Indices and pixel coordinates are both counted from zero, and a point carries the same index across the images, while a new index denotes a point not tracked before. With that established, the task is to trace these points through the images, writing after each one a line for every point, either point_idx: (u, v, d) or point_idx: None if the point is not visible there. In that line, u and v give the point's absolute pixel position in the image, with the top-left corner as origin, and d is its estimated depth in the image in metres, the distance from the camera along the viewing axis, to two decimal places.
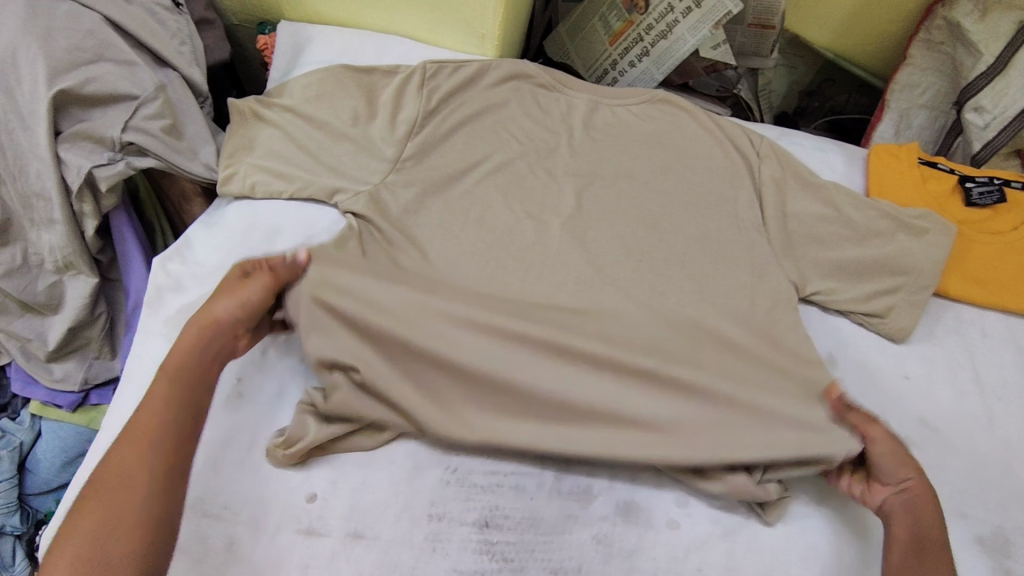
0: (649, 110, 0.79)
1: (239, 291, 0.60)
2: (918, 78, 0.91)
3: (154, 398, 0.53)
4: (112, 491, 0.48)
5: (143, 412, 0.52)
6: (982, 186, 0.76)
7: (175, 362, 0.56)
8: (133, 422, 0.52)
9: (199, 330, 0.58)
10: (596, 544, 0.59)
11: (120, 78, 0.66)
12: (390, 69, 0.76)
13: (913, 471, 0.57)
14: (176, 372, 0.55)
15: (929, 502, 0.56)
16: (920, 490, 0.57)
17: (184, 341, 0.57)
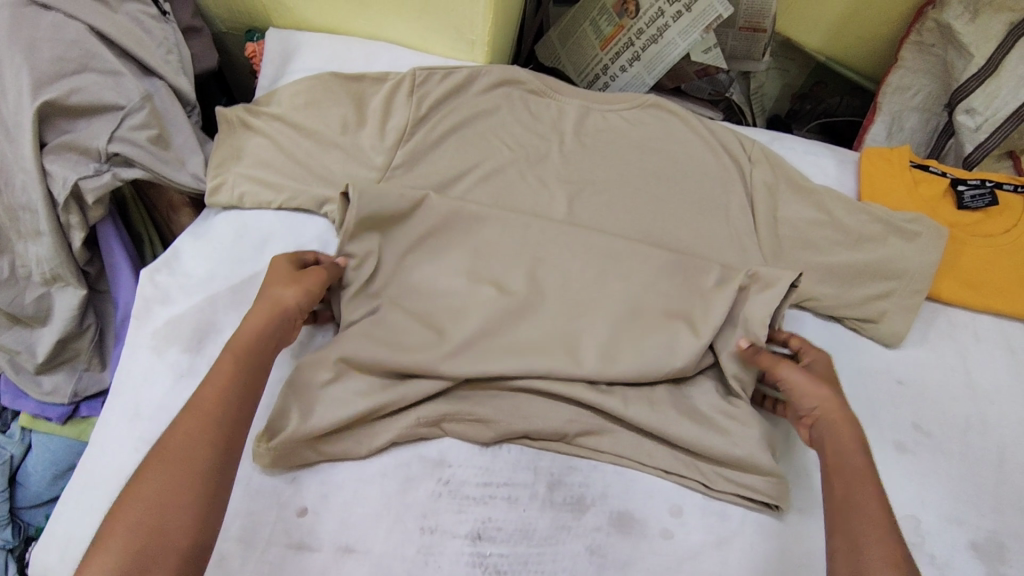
0: (641, 115, 0.78)
1: (300, 280, 0.60)
2: (910, 80, 0.91)
3: (223, 370, 0.52)
4: (178, 462, 0.46)
5: (211, 388, 0.51)
6: (973, 189, 0.77)
7: (242, 341, 0.55)
8: (200, 391, 0.51)
9: (268, 314, 0.58)
10: (589, 555, 0.58)
11: (105, 88, 0.66)
12: (379, 77, 0.75)
13: (819, 397, 0.56)
14: (243, 350, 0.54)
15: (849, 429, 0.54)
16: (838, 415, 0.55)
17: (247, 325, 0.57)
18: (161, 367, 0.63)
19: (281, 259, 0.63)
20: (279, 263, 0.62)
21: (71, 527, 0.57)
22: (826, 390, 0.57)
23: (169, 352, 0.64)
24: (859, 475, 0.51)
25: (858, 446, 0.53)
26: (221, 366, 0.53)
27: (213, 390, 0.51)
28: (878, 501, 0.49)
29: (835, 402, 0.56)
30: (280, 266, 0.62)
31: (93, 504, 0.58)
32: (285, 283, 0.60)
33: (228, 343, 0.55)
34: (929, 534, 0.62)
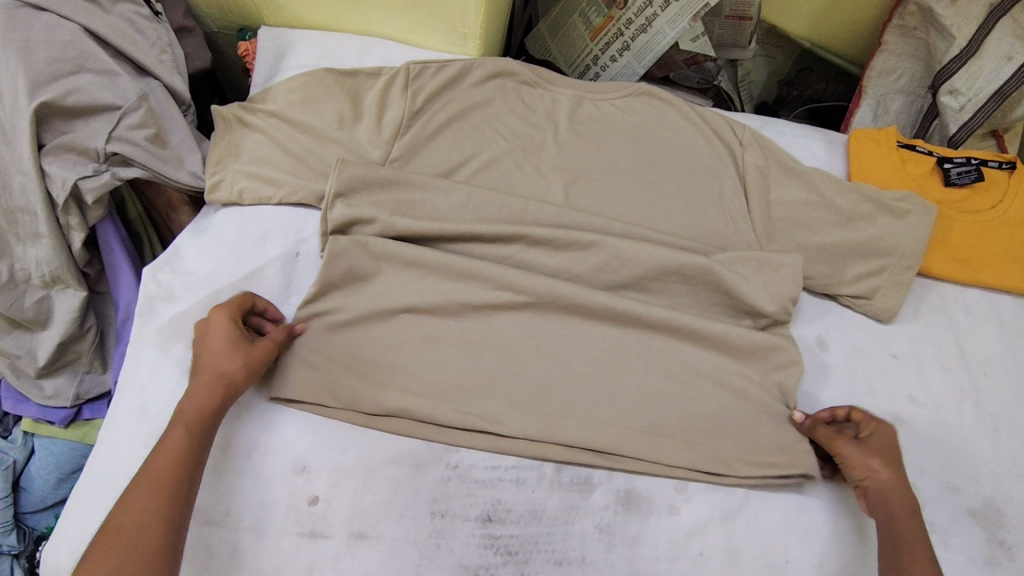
0: (633, 103, 0.79)
1: (250, 353, 0.58)
2: (894, 63, 0.93)
3: (176, 438, 0.53)
4: (132, 542, 0.48)
5: (161, 459, 0.52)
6: (959, 167, 0.78)
7: (195, 407, 0.55)
8: (153, 459, 0.52)
9: (206, 388, 0.56)
10: (598, 534, 0.59)
11: (101, 88, 0.66)
12: (373, 71, 0.76)
13: (875, 463, 0.58)
14: (198, 414, 0.55)
15: (904, 498, 0.56)
16: (894, 483, 0.57)
17: (195, 393, 0.56)
18: (168, 363, 0.64)
19: (216, 319, 0.60)
20: (216, 324, 0.60)
21: (82, 525, 0.58)
22: (877, 463, 0.58)
23: (174, 348, 0.64)
24: (916, 543, 0.53)
25: (910, 514, 0.55)
26: (172, 434, 0.54)
27: (163, 459, 0.52)
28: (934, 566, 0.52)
29: (895, 472, 0.58)
30: (215, 334, 0.59)
31: (103, 502, 0.58)
32: (228, 358, 0.58)
33: (176, 411, 0.56)
34: (928, 502, 0.64)
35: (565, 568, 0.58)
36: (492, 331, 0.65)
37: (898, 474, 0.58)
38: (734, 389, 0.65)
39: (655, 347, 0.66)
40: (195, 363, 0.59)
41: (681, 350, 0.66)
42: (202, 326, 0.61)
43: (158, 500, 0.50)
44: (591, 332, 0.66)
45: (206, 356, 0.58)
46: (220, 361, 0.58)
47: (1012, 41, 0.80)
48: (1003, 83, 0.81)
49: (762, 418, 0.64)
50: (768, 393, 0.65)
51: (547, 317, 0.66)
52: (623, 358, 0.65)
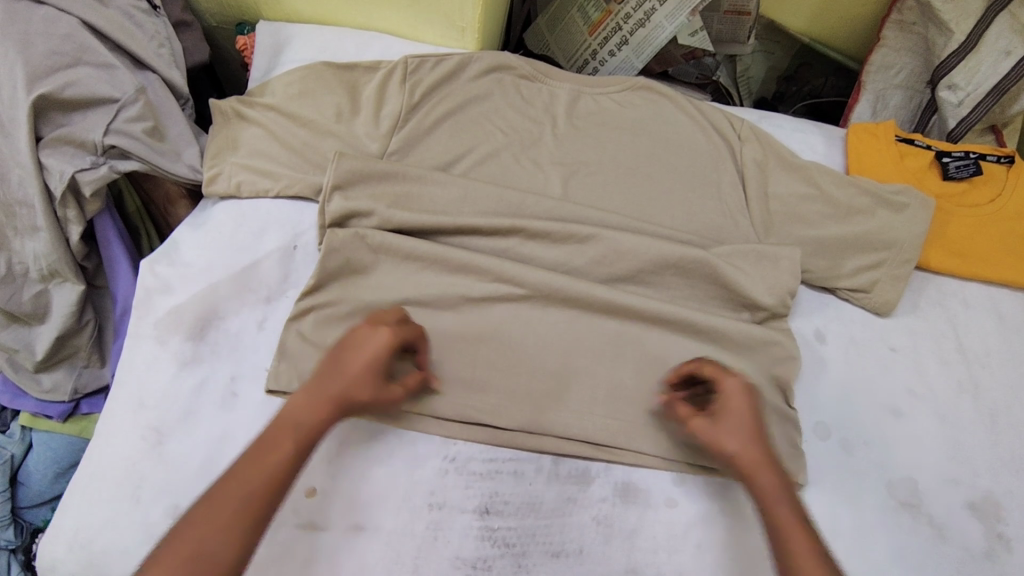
0: (631, 97, 0.79)
1: (382, 392, 0.56)
2: (892, 59, 0.93)
3: (281, 451, 0.50)
4: (200, 560, 0.44)
5: (251, 471, 0.48)
6: (958, 160, 0.78)
7: (312, 423, 0.52)
8: (242, 465, 0.49)
9: (325, 406, 0.53)
10: (596, 526, 0.59)
11: (99, 81, 0.66)
12: (371, 65, 0.76)
13: (732, 443, 0.55)
14: (310, 432, 0.52)
15: (770, 472, 0.53)
16: (761, 456, 0.54)
17: (303, 403, 0.53)
18: (165, 356, 0.64)
19: (383, 335, 0.57)
20: (380, 342, 0.56)
21: (80, 517, 0.58)
22: (733, 439, 0.55)
23: (172, 340, 0.64)
24: (784, 516, 0.51)
25: (771, 474, 0.53)
26: (281, 443, 0.50)
27: (264, 468, 0.49)
28: (803, 537, 0.49)
29: (755, 447, 0.55)
30: (372, 352, 0.56)
31: (102, 493, 0.58)
32: (359, 381, 0.55)
33: (283, 415, 0.52)
34: (926, 495, 0.64)
35: (563, 560, 0.58)
36: (489, 324, 0.65)
37: (760, 448, 0.55)
38: (732, 382, 0.65)
39: (652, 340, 0.66)
40: (337, 369, 0.55)
41: (679, 343, 0.66)
42: (363, 336, 0.57)
43: (241, 515, 0.46)
44: (588, 325, 0.66)
45: (348, 369, 0.55)
46: (355, 384, 0.55)
47: (1011, 36, 0.80)
48: (1001, 78, 0.80)
49: (759, 410, 0.64)
50: (765, 385, 0.65)
51: (545, 310, 0.66)
52: (620, 350, 0.65)
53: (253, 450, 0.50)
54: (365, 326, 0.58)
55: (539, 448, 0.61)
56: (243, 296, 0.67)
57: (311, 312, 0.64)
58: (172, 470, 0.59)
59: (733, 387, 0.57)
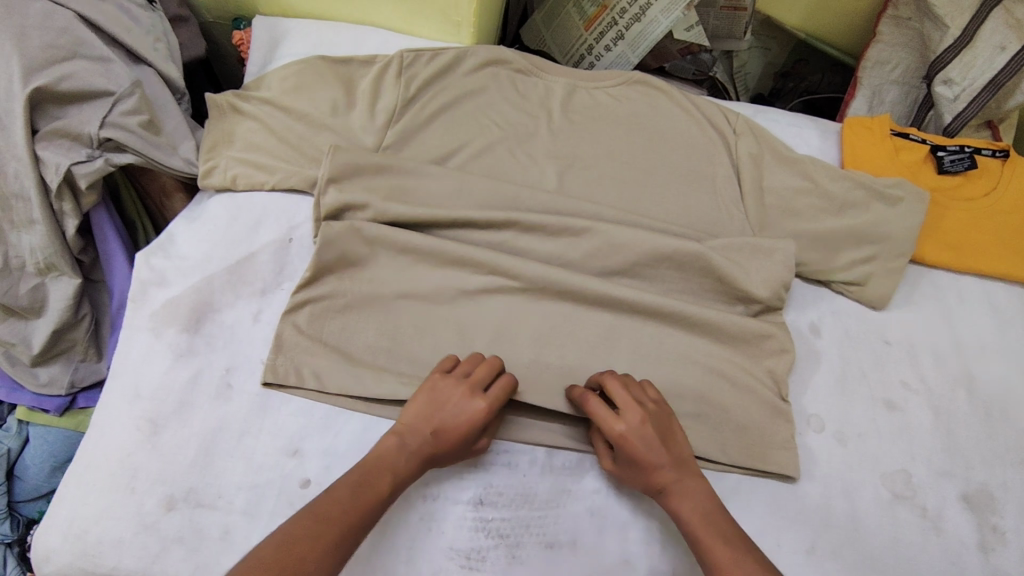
0: (627, 91, 0.80)
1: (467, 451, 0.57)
2: (888, 54, 0.93)
3: (378, 491, 0.52)
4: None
5: (348, 504, 0.50)
6: (953, 154, 0.78)
7: (405, 469, 0.54)
8: (337, 497, 0.51)
9: (418, 461, 0.55)
10: (590, 517, 0.59)
11: (95, 74, 0.66)
12: (367, 59, 0.76)
13: (646, 480, 0.56)
14: (401, 478, 0.54)
15: (681, 497, 0.55)
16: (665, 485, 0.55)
17: (395, 449, 0.55)
18: (161, 348, 0.64)
19: (484, 404, 0.56)
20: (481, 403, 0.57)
21: (75, 508, 0.58)
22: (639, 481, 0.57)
23: (167, 332, 0.65)
24: (704, 541, 0.52)
25: (684, 499, 0.54)
26: (380, 482, 0.53)
27: (362, 502, 0.51)
28: (732, 554, 0.50)
29: (662, 477, 0.55)
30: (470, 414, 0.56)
31: (97, 485, 0.58)
32: (452, 439, 0.56)
33: (380, 456, 0.54)
34: (920, 487, 0.64)
35: (556, 551, 0.58)
36: (484, 316, 0.65)
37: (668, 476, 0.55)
38: (726, 374, 0.65)
39: (646, 333, 0.66)
40: (436, 425, 0.56)
41: (673, 336, 0.66)
42: (463, 396, 0.57)
43: (342, 548, 0.48)
44: (583, 318, 0.66)
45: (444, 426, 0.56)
46: (448, 445, 0.56)
47: (1006, 31, 0.79)
48: (996, 73, 0.80)
49: (752, 402, 0.64)
50: (759, 379, 0.65)
51: (540, 303, 0.66)
52: (615, 344, 0.65)
53: (356, 481, 0.52)
54: (466, 383, 0.58)
55: (534, 441, 0.61)
56: (239, 288, 0.67)
57: (306, 305, 0.64)
58: (167, 461, 0.59)
59: (614, 426, 0.56)
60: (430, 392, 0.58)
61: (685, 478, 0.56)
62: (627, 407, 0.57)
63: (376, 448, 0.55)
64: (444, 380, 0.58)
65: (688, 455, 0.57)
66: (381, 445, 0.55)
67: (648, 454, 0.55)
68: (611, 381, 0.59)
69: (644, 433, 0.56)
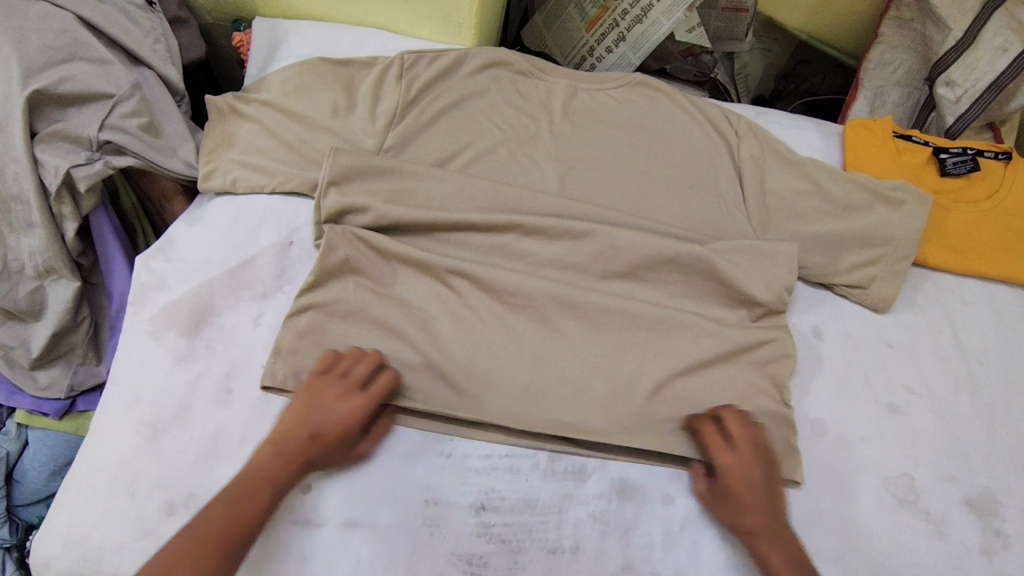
0: (629, 94, 0.79)
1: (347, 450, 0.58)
2: (890, 56, 0.93)
3: (255, 504, 0.53)
4: None
5: (220, 523, 0.51)
6: (955, 157, 0.78)
7: (286, 476, 0.55)
8: (211, 517, 0.51)
9: (298, 466, 0.55)
10: (592, 522, 0.59)
11: (94, 77, 0.66)
12: (368, 61, 0.76)
13: (737, 518, 0.57)
14: (280, 486, 0.54)
15: (769, 542, 0.55)
16: (755, 527, 0.56)
17: (274, 458, 0.55)
18: (161, 352, 0.64)
19: (361, 402, 0.58)
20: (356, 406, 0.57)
21: (75, 513, 0.57)
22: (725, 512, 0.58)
23: (167, 336, 0.64)
24: None
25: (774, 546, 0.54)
26: (257, 492, 0.53)
27: (237, 515, 0.52)
28: None
29: (754, 520, 0.56)
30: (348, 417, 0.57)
31: (96, 491, 0.58)
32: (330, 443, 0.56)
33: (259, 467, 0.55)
34: (923, 491, 0.64)
35: (558, 556, 0.58)
36: (485, 320, 0.65)
37: (760, 521, 0.56)
38: (729, 377, 0.65)
39: (648, 337, 0.66)
40: (312, 431, 0.56)
41: (676, 340, 0.66)
42: (336, 399, 0.58)
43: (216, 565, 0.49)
44: (585, 322, 0.66)
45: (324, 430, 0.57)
46: (327, 448, 0.57)
47: (1008, 33, 0.79)
48: (999, 75, 0.80)
49: (756, 406, 0.64)
50: (763, 383, 0.65)
51: (541, 306, 0.66)
52: (617, 348, 0.65)
53: (232, 497, 0.53)
54: (338, 387, 0.58)
55: (536, 445, 0.61)
56: (239, 292, 0.67)
57: (307, 310, 0.64)
58: (167, 466, 0.59)
59: (727, 458, 0.58)
60: (303, 398, 0.58)
61: (777, 529, 0.55)
62: (742, 446, 0.59)
63: (253, 459, 0.55)
64: (319, 385, 0.59)
65: (784, 509, 0.57)
66: (258, 455, 0.55)
67: (752, 494, 0.57)
68: (731, 416, 0.60)
69: (752, 472, 0.58)
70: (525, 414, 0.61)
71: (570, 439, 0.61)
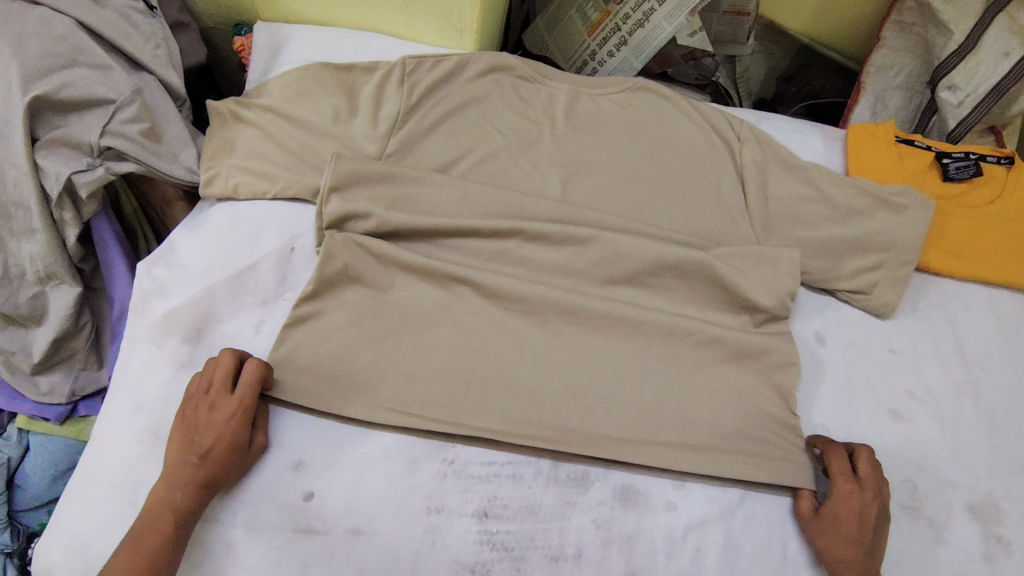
0: (630, 98, 0.79)
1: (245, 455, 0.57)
2: (892, 59, 0.92)
3: (163, 532, 0.52)
4: None
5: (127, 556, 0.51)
6: (958, 161, 0.78)
7: (190, 497, 0.54)
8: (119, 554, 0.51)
9: (200, 485, 0.54)
10: (595, 529, 0.59)
11: (95, 82, 0.66)
12: (370, 66, 0.75)
13: (836, 548, 0.56)
14: (187, 509, 0.54)
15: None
16: (846, 558, 0.56)
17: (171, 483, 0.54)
18: (162, 358, 0.63)
19: (233, 406, 0.57)
20: (219, 416, 0.56)
21: (76, 521, 0.57)
22: (819, 538, 0.57)
23: (168, 342, 0.64)
24: None
25: None
26: (160, 524, 0.52)
27: (146, 552, 0.51)
28: None
29: (853, 552, 0.56)
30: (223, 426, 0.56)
31: (97, 498, 0.58)
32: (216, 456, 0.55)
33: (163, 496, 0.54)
34: (926, 497, 0.63)
35: (561, 564, 0.57)
36: (487, 327, 0.65)
37: (856, 554, 0.55)
38: (731, 384, 0.64)
39: (650, 342, 0.66)
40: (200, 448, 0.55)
41: (678, 346, 0.66)
42: (212, 411, 0.57)
43: None
44: (586, 327, 0.66)
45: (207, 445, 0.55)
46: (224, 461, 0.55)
47: (1010, 37, 0.79)
48: (1001, 78, 0.80)
49: (759, 413, 0.63)
50: (766, 389, 0.65)
51: (543, 313, 0.66)
52: (619, 354, 0.65)
53: (137, 530, 0.52)
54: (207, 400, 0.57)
55: (538, 452, 0.61)
56: (241, 298, 0.67)
57: (309, 317, 0.64)
58: None
59: (841, 487, 0.58)
60: (183, 422, 0.57)
61: (869, 564, 0.55)
62: (868, 478, 0.59)
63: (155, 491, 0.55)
64: (191, 405, 0.58)
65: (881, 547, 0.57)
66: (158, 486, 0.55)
67: (855, 526, 0.56)
68: (863, 448, 0.61)
69: (869, 505, 0.57)
70: (527, 421, 0.61)
71: (573, 448, 0.60)
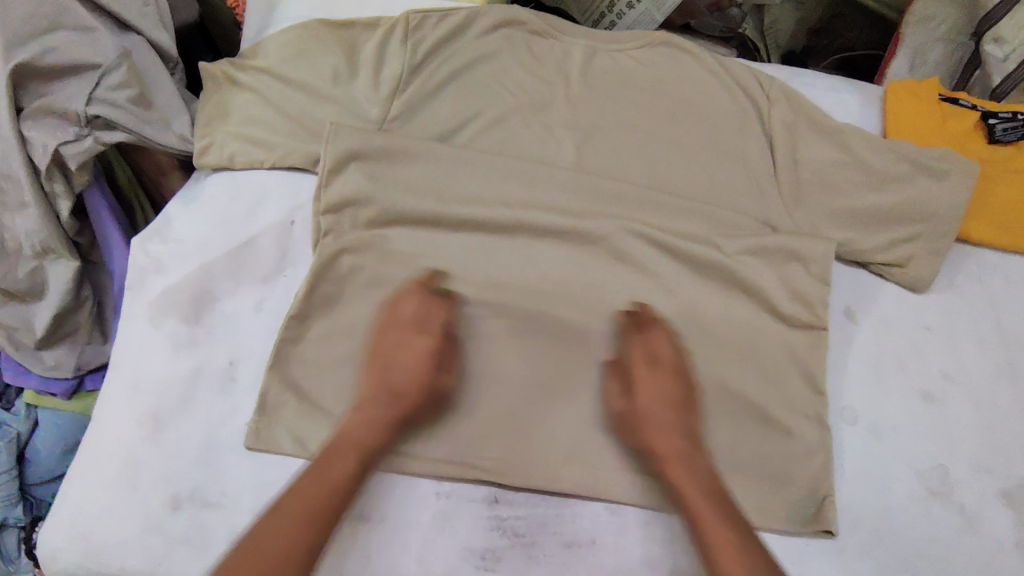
0: (651, 54, 0.74)
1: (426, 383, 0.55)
2: (933, 9, 0.85)
3: (345, 461, 0.49)
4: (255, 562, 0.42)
5: (305, 482, 0.47)
6: (1005, 122, 0.72)
7: (373, 437, 0.51)
8: (306, 482, 0.48)
9: (390, 415, 0.53)
10: (609, 515, 0.57)
11: (78, 45, 0.62)
12: (371, 23, 0.70)
13: (669, 430, 0.53)
14: (370, 442, 0.51)
15: (681, 463, 0.51)
16: (675, 423, 0.53)
17: (358, 416, 0.52)
18: (160, 338, 0.61)
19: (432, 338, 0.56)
20: (412, 346, 0.56)
21: (79, 505, 0.56)
22: (663, 434, 0.53)
23: (166, 322, 0.62)
24: (694, 504, 0.49)
25: (684, 449, 0.52)
26: (346, 452, 0.50)
27: (333, 473, 0.48)
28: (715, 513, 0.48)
29: (676, 437, 0.52)
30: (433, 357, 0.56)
31: (100, 481, 0.57)
32: (402, 375, 0.54)
33: (345, 431, 0.51)
34: (957, 483, 0.61)
35: (575, 551, 0.55)
36: (496, 307, 0.62)
37: (682, 439, 0.52)
38: (752, 365, 0.62)
39: (669, 321, 0.62)
40: (394, 383, 0.54)
41: (697, 325, 0.62)
42: (412, 344, 0.56)
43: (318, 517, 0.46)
44: (601, 303, 0.63)
45: (417, 374, 0.55)
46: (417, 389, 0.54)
47: None
48: None
49: (780, 396, 0.61)
50: (789, 367, 0.62)
51: (555, 291, 0.63)
52: None
53: (319, 462, 0.49)
54: (410, 333, 0.56)
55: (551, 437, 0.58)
56: (239, 274, 0.64)
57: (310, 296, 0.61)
58: (171, 459, 0.57)
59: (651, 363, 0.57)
60: (380, 354, 0.56)
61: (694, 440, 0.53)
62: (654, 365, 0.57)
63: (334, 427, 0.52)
64: (390, 341, 0.56)
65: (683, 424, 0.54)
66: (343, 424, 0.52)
67: (682, 405, 0.54)
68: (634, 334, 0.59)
69: (666, 386, 0.55)
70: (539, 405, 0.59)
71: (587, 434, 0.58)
